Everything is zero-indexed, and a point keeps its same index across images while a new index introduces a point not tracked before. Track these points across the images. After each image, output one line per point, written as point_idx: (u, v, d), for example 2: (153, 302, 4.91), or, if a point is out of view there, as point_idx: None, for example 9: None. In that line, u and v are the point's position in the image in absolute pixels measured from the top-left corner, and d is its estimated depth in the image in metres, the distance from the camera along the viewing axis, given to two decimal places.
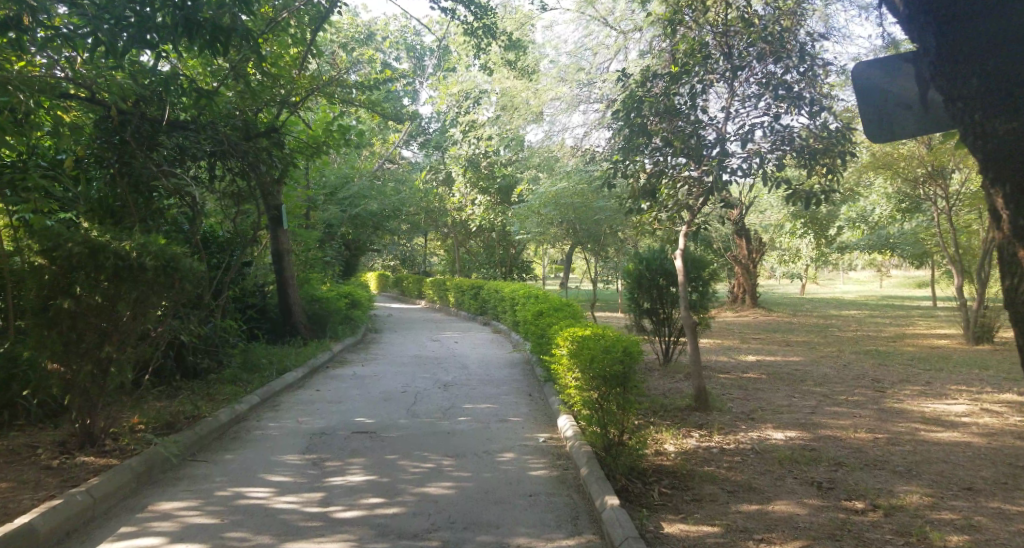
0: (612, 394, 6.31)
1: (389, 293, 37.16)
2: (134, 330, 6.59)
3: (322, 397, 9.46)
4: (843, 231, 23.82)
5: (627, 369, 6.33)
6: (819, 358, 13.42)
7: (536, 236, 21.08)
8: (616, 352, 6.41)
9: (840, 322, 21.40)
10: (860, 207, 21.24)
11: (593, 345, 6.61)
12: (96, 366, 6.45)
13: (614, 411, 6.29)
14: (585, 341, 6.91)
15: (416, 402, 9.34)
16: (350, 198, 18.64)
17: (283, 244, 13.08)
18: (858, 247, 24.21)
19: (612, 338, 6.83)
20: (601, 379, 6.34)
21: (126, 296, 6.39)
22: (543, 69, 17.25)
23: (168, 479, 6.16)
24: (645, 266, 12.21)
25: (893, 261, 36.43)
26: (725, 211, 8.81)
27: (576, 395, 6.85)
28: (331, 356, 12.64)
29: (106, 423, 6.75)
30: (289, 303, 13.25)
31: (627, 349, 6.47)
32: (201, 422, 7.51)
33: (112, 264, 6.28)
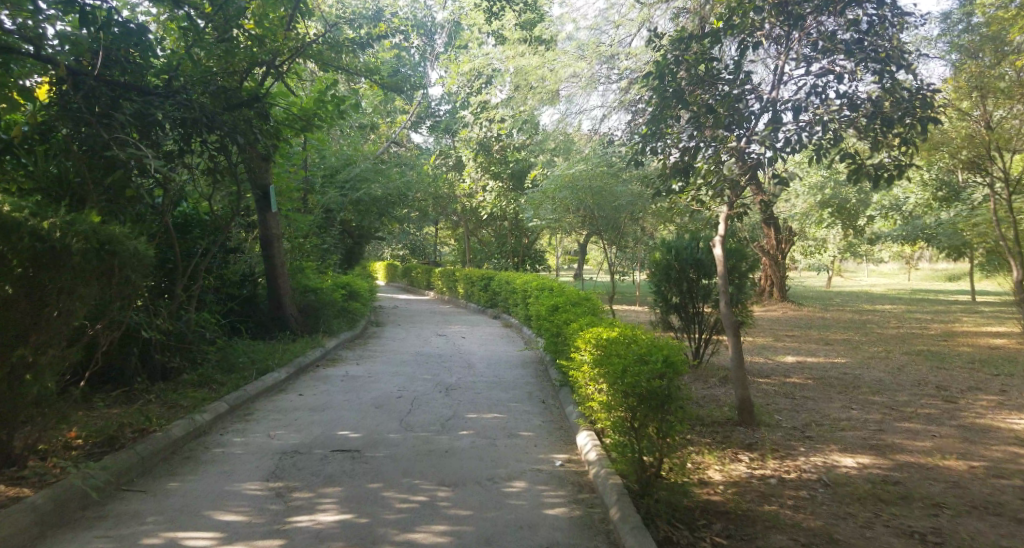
0: (650, 418, 5.06)
1: (398, 283, 35.84)
2: (61, 329, 5.36)
3: (304, 403, 8.20)
4: (876, 221, 22.38)
5: (672, 385, 5.07)
6: (867, 359, 12.09)
7: (552, 224, 19.79)
8: (657, 362, 5.15)
9: (877, 319, 19.94)
10: (894, 195, 20.44)
11: (624, 355, 5.37)
12: (9, 372, 5.13)
13: (657, 436, 5.04)
14: (613, 349, 5.66)
15: (413, 411, 8.06)
16: (351, 182, 17.31)
17: (272, 230, 11.69)
18: (893, 238, 22.76)
19: (647, 343, 5.58)
20: (636, 399, 5.08)
21: (48, 287, 5.18)
22: (560, 45, 15.92)
23: (80, 521, 5.14)
24: (674, 256, 10.93)
25: (924, 254, 34.80)
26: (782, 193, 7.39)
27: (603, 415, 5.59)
28: (322, 354, 11.34)
29: (31, 440, 5.53)
30: (279, 293, 11.86)
31: (669, 358, 5.20)
32: (146, 443, 6.14)
33: (29, 244, 5.06)
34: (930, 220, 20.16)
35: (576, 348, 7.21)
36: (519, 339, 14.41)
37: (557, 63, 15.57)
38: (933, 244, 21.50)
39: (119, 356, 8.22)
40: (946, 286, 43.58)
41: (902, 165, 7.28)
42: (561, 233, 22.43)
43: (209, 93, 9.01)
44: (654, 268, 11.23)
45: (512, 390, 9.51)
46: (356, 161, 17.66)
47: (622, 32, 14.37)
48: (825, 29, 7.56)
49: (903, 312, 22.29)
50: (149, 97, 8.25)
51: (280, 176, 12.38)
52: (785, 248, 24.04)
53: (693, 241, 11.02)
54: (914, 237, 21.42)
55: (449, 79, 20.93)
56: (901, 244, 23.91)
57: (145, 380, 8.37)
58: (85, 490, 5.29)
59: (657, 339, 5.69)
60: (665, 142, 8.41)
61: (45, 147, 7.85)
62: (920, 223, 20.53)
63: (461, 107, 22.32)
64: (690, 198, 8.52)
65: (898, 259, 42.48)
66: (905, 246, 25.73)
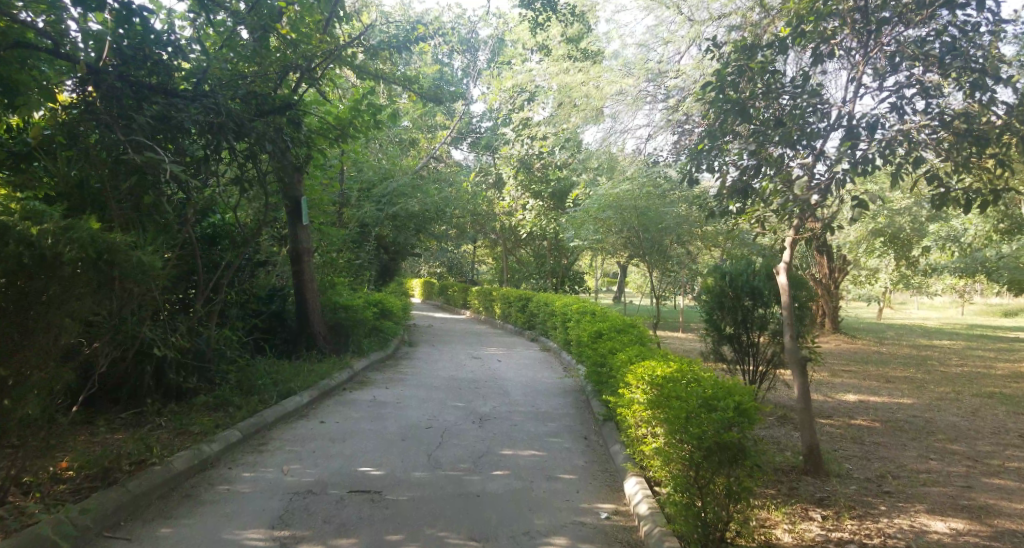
0: (719, 476, 4.60)
1: (434, 301, 35.31)
2: (52, 345, 4.85)
3: (324, 432, 7.59)
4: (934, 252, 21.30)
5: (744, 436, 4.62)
6: (935, 402, 11.38)
7: (595, 244, 19.17)
8: (729, 409, 4.71)
9: (936, 355, 18.87)
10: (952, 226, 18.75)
11: (687, 399, 4.90)
12: None
13: (727, 493, 4.57)
14: (673, 390, 5.14)
15: (443, 444, 7.41)
16: (388, 196, 16.72)
17: (303, 243, 11.20)
18: (951, 271, 21.66)
19: (712, 384, 5.13)
20: (702, 453, 4.63)
21: (37, 298, 4.69)
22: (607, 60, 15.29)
23: None
24: (728, 282, 10.25)
25: (980, 288, 33.37)
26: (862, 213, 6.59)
27: (659, 464, 5.11)
28: (351, 376, 10.74)
29: (14, 472, 4.97)
30: (309, 310, 11.28)
31: (740, 404, 4.74)
32: (135, 480, 5.51)
33: (16, 250, 4.55)
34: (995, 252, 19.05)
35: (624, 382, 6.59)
36: (556, 365, 13.74)
37: (602, 80, 14.92)
38: (995, 278, 20.37)
39: (133, 373, 7.64)
40: (1003, 321, 41.83)
41: (996, 190, 6.47)
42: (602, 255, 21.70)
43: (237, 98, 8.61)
44: (706, 294, 10.52)
45: (552, 423, 8.82)
46: (394, 176, 17.10)
47: (671, 51, 13.67)
48: (905, 38, 6.81)
49: (964, 348, 21.12)
50: (171, 99, 7.73)
51: (315, 187, 11.90)
52: (837, 276, 23.00)
53: (747, 267, 10.27)
54: (975, 270, 20.33)
55: (492, 95, 20.42)
56: (960, 276, 22.78)
57: (160, 400, 7.82)
58: (57, 538, 4.62)
59: (721, 380, 5.21)
60: (723, 157, 7.66)
61: (71, 151, 7.15)
62: (981, 255, 19.47)
63: (503, 125, 21.79)
64: (753, 219, 7.63)
65: (952, 291, 40.86)
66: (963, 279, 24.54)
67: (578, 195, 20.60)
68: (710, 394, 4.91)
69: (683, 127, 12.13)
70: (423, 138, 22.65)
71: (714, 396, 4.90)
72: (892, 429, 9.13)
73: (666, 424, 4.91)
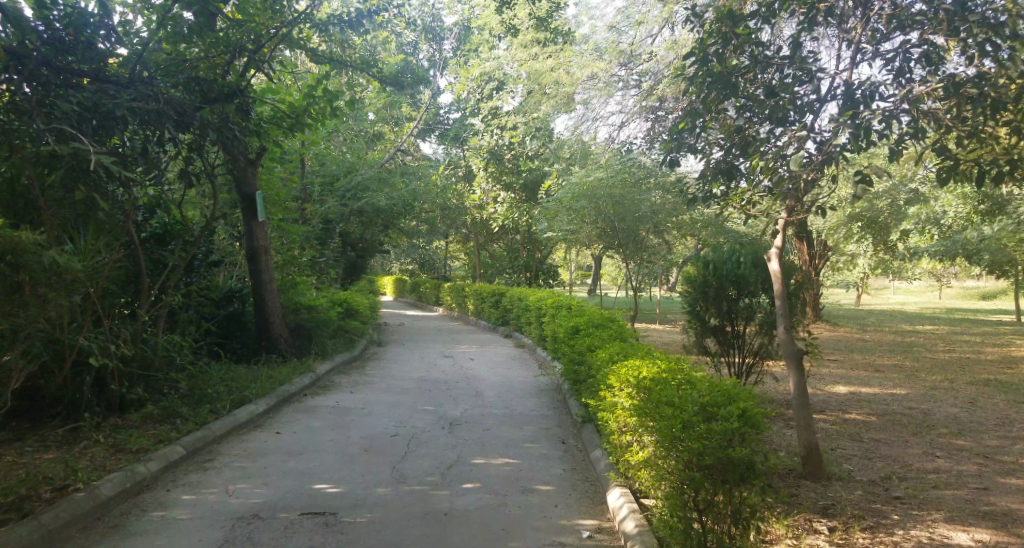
0: (730, 493, 4.17)
1: (406, 299, 34.57)
2: None
3: (280, 443, 6.94)
4: (911, 236, 21.08)
5: (755, 449, 4.20)
6: (923, 392, 11.00)
7: (568, 235, 18.66)
8: (737, 420, 4.28)
9: (919, 341, 18.56)
10: (930, 209, 18.52)
11: (687, 408, 4.45)
12: None
13: (735, 513, 4.17)
14: (670, 396, 4.67)
15: (410, 453, 6.81)
16: (352, 189, 16.00)
17: (259, 240, 10.43)
18: (929, 255, 21.53)
19: (712, 388, 4.70)
20: (714, 472, 4.16)
21: None
22: (578, 44, 14.60)
23: None
24: (711, 271, 9.79)
25: (953, 270, 33.44)
26: (862, 190, 6.11)
27: (653, 480, 4.60)
28: (314, 381, 9.89)
29: None
30: (267, 312, 10.46)
31: (746, 412, 4.32)
32: (51, 512, 4.83)
33: None
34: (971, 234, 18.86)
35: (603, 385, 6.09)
36: (532, 362, 13.17)
37: (573, 65, 14.18)
38: (972, 261, 20.22)
39: (71, 384, 6.90)
40: (975, 304, 42.03)
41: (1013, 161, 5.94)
42: (577, 247, 21.16)
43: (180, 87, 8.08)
44: (688, 285, 10.09)
45: (527, 426, 8.23)
46: (358, 169, 16.36)
47: (645, 32, 13.01)
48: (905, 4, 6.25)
49: (942, 332, 20.96)
50: (100, 82, 7.00)
51: (270, 180, 11.23)
52: (815, 264, 22.74)
53: (732, 256, 9.79)
54: (953, 254, 20.17)
55: (459, 85, 19.77)
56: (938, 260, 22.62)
57: (101, 412, 7.08)
58: None
59: (718, 383, 4.79)
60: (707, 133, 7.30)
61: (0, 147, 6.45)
62: (957, 238, 19.28)
63: (472, 115, 21.12)
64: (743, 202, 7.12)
65: (926, 274, 40.94)
66: (939, 262, 24.43)
67: (551, 186, 20.06)
68: (713, 401, 4.47)
69: (661, 112, 11.60)
70: (389, 131, 21.86)
71: (717, 403, 4.47)
72: (888, 425, 8.76)
73: (665, 433, 4.45)
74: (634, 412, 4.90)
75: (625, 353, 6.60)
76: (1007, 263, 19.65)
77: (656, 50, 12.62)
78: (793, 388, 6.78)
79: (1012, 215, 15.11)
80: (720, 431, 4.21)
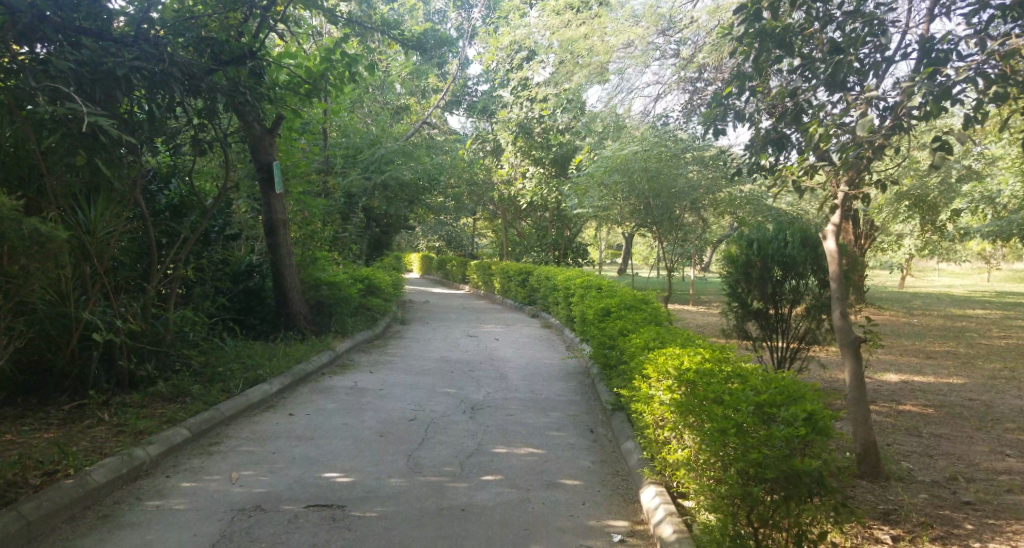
0: (796, 511, 3.70)
1: (433, 275, 34.16)
2: None
3: (292, 426, 6.50)
4: (962, 216, 20.15)
5: (823, 459, 3.75)
6: (979, 384, 10.35)
7: (601, 211, 18.12)
8: (803, 424, 3.82)
9: (967, 326, 17.78)
10: (982, 186, 17.68)
11: (741, 412, 3.97)
12: None
13: (802, 537, 3.68)
14: (723, 396, 4.20)
15: (427, 441, 6.30)
16: (376, 162, 15.50)
17: (278, 213, 9.90)
18: (982, 234, 20.71)
19: (769, 386, 4.23)
20: (780, 486, 3.71)
21: None
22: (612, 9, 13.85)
23: None
24: (755, 250, 9.21)
25: (998, 252, 32.26)
26: (941, 157, 5.49)
27: (701, 488, 4.14)
28: (333, 359, 9.47)
29: None
30: (286, 290, 9.97)
31: (813, 415, 3.87)
32: (30, 501, 4.37)
33: None
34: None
35: (638, 375, 5.60)
36: (559, 343, 12.63)
37: (608, 31, 13.41)
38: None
39: (78, 357, 6.47)
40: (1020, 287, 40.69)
41: None
42: (608, 225, 20.55)
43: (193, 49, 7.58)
44: (728, 265, 9.51)
45: (555, 413, 7.73)
46: (382, 141, 15.84)
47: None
48: None
49: (989, 317, 20.11)
50: (108, 41, 6.48)
51: (289, 150, 10.70)
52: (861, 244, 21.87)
53: (778, 235, 9.18)
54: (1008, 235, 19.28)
55: (488, 55, 19.17)
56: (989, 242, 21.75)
57: (111, 388, 6.65)
58: None
59: (774, 380, 4.33)
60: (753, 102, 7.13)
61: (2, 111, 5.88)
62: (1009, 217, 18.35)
63: (501, 87, 20.51)
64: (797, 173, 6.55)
65: (970, 256, 39.71)
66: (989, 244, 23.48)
67: (582, 160, 19.40)
68: (772, 401, 4.02)
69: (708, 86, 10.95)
70: (415, 104, 21.30)
71: (778, 405, 4.02)
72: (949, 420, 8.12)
73: (718, 437, 3.99)
74: (677, 408, 4.42)
75: (662, 339, 6.11)
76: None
77: (696, 16, 11.94)
78: (848, 379, 6.28)
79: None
80: (784, 437, 3.75)
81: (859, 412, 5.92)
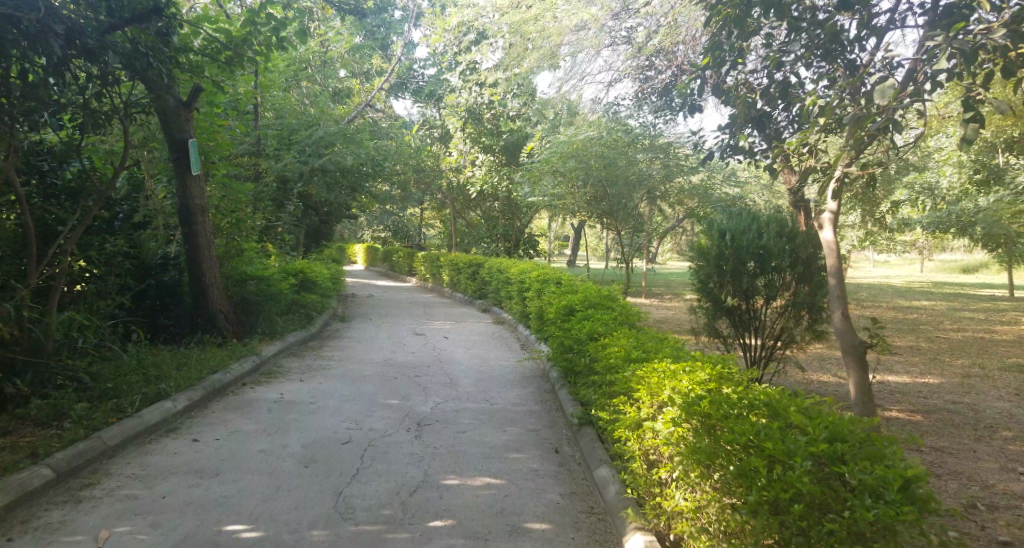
0: None
1: (378, 269, 32.80)
2: None
3: (202, 455, 5.40)
4: (902, 208, 19.80)
5: (929, 536, 3.08)
6: (962, 384, 9.69)
7: (555, 200, 17.18)
8: (899, 496, 3.12)
9: (923, 317, 17.37)
10: (925, 177, 17.42)
11: (804, 476, 3.26)
12: None
13: None
14: (770, 447, 3.45)
15: (361, 472, 5.24)
16: (313, 145, 14.26)
17: (195, 198, 8.70)
18: (920, 226, 20.38)
19: (828, 432, 3.49)
20: None
21: None
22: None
23: None
24: (728, 242, 8.36)
25: (941, 244, 32.26)
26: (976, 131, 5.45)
27: None
28: (258, 366, 8.32)
29: None
30: (203, 284, 8.76)
31: (904, 476, 3.20)
32: None
33: None
34: (966, 204, 17.73)
35: (622, 392, 4.71)
36: (513, 342, 11.66)
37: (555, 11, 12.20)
38: (967, 232, 19.05)
39: None
40: (958, 277, 41.06)
41: None
42: (560, 215, 19.62)
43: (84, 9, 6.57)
44: (699, 258, 8.66)
45: (510, 428, 6.73)
46: (319, 123, 14.59)
47: None
48: None
49: (947, 309, 19.76)
50: None
51: (210, 127, 9.53)
52: None
53: (752, 224, 8.34)
54: (949, 227, 19.05)
55: (435, 36, 18.14)
56: (925, 232, 21.48)
57: None
58: None
59: (826, 417, 3.63)
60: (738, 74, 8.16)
61: None
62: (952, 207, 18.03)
63: (450, 69, 19.45)
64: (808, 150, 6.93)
65: (910, 246, 39.87)
66: (932, 235, 23.28)
67: (534, 148, 18.46)
68: (834, 453, 3.34)
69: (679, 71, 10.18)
70: (358, 86, 20.10)
71: (854, 464, 3.30)
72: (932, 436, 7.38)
73: (773, 509, 3.30)
74: (694, 453, 3.64)
75: (646, 349, 5.25)
76: (1004, 234, 18.51)
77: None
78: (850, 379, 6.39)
79: (1009, 184, 13.79)
80: (879, 514, 3.04)
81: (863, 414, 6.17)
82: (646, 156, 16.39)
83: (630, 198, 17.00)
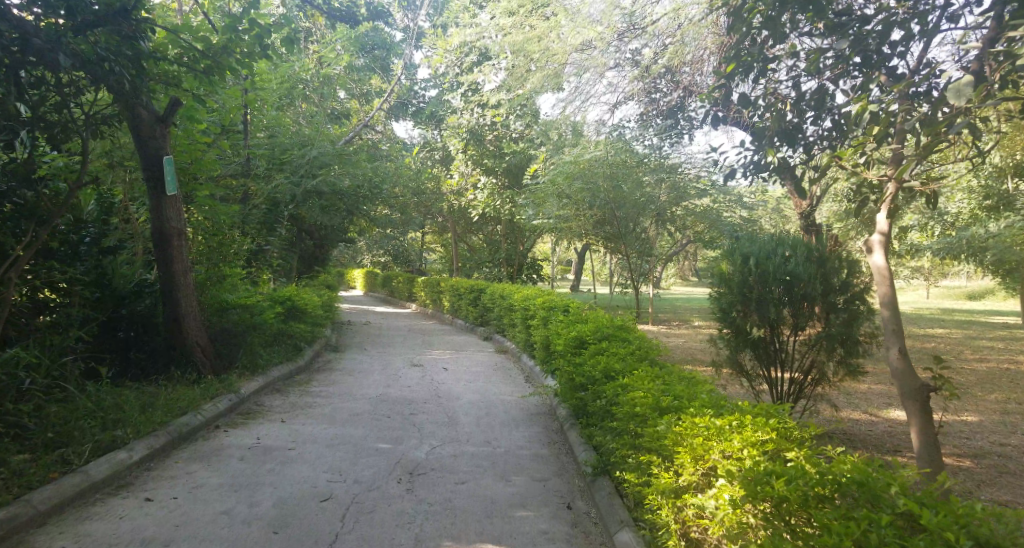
0: None
1: (379, 293, 32.10)
2: None
3: (161, 516, 4.67)
4: (916, 232, 19.16)
5: None
6: (1004, 421, 8.95)
7: (561, 224, 16.53)
8: None
9: (943, 347, 16.64)
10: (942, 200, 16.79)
11: None
12: None
13: None
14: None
15: (342, 539, 4.49)
16: (308, 166, 13.61)
17: (172, 222, 7.96)
18: (936, 252, 19.69)
19: (963, 534, 2.94)
20: None
21: None
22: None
23: None
24: (753, 268, 7.63)
25: (944, 270, 31.66)
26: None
27: None
28: (238, 403, 7.58)
29: None
30: (178, 314, 7.98)
31: None
32: None
33: None
34: (985, 229, 17.08)
35: (673, 451, 4.05)
36: (518, 374, 10.93)
37: (560, 29, 11.45)
38: (980, 257, 18.47)
39: None
40: (963, 304, 40.38)
41: None
42: (565, 239, 18.96)
43: (36, 15, 5.93)
44: (720, 285, 7.95)
45: (514, 477, 5.99)
46: (314, 143, 13.92)
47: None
48: None
49: (966, 337, 19.02)
50: None
51: (191, 145, 8.83)
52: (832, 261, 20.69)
53: (777, 248, 7.62)
54: (966, 252, 18.40)
55: (435, 57, 17.57)
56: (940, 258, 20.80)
57: None
58: None
59: (950, 507, 3.09)
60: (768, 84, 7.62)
61: None
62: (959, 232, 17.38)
63: (452, 91, 18.93)
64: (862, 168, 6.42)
65: (921, 273, 39.13)
66: (943, 262, 22.62)
67: (539, 170, 17.83)
68: None
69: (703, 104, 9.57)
70: (357, 106, 19.54)
71: None
72: (982, 488, 6.64)
73: None
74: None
75: (681, 397, 4.60)
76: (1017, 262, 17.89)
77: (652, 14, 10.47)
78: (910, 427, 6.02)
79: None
80: None
81: (929, 464, 5.86)
82: (654, 179, 15.69)
83: (638, 223, 16.34)
